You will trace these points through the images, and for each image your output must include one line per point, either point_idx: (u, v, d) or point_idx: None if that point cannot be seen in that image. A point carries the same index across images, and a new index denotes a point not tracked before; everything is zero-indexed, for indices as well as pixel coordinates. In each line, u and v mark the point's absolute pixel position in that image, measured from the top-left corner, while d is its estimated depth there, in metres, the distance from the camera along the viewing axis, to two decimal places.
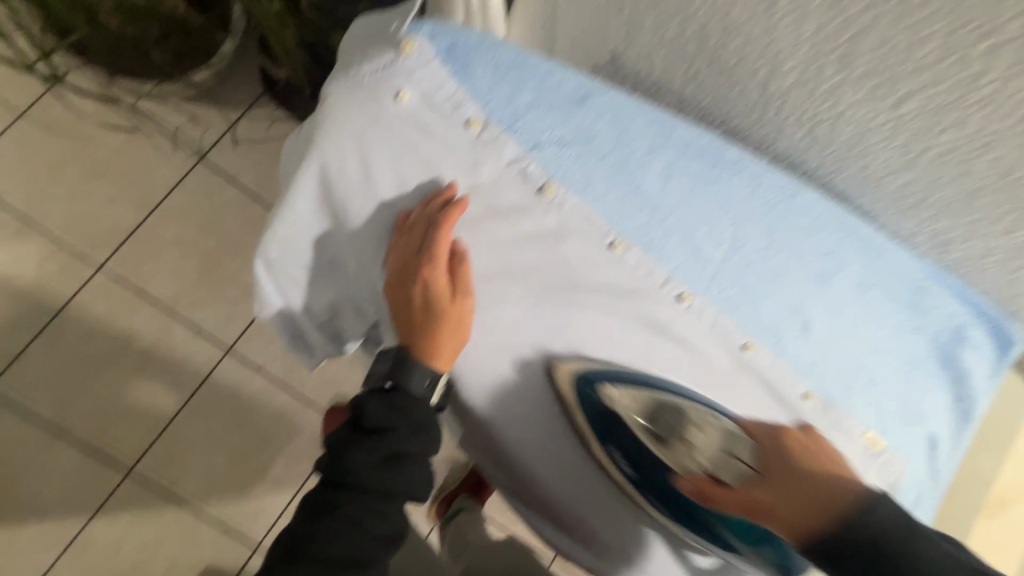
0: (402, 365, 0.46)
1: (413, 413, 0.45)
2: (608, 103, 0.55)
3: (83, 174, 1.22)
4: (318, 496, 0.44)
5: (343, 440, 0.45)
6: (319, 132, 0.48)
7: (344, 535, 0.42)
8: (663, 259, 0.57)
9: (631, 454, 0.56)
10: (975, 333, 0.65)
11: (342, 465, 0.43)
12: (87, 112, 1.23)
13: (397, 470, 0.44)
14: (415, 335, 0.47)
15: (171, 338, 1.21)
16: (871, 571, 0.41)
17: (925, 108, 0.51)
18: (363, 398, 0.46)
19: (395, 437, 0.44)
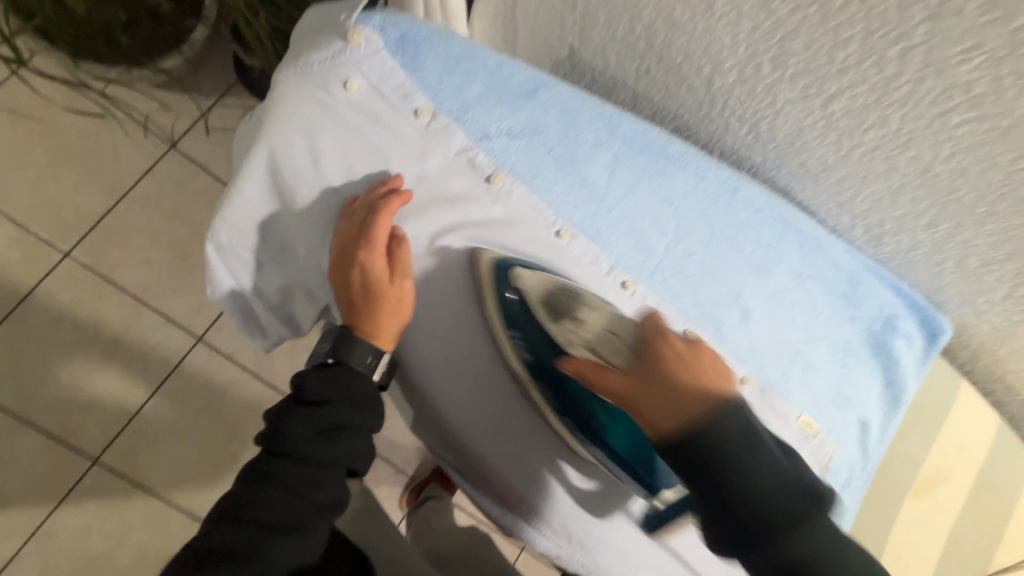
0: (343, 342, 0.47)
1: (353, 387, 0.46)
2: (556, 97, 0.58)
3: (50, 160, 1.21)
4: (255, 467, 0.44)
5: (282, 411, 0.45)
6: (268, 119, 0.49)
7: (278, 501, 0.42)
8: (608, 249, 0.59)
9: (531, 341, 0.52)
10: (905, 323, 0.69)
11: (280, 434, 0.44)
12: (54, 98, 1.22)
13: (335, 440, 0.45)
14: (357, 318, 0.47)
15: (140, 326, 1.21)
16: (705, 476, 0.39)
17: (851, 108, 0.54)
18: (304, 374, 0.47)
19: (335, 408, 0.45)
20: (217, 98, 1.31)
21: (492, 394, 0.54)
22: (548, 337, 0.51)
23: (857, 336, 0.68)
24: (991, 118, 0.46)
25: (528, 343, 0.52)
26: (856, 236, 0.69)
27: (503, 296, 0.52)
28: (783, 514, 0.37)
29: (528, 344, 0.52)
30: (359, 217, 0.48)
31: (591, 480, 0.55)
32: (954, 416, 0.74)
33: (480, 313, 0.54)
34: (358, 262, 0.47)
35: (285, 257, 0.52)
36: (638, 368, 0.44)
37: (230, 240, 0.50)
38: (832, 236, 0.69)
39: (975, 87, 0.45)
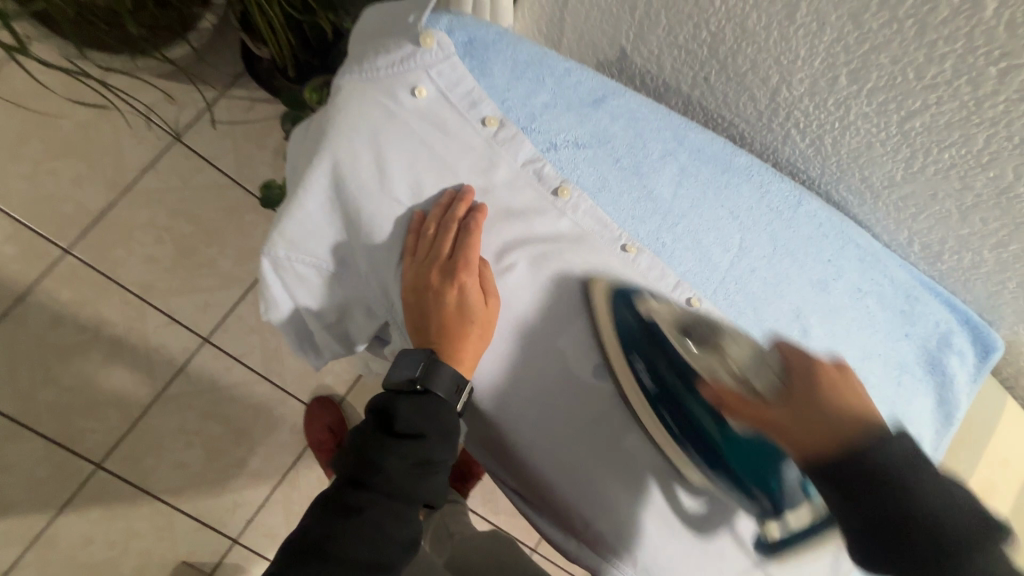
0: (432, 369, 0.43)
1: (443, 418, 0.43)
2: (621, 106, 0.56)
3: (47, 151, 1.15)
4: (337, 494, 0.41)
5: (369, 438, 0.42)
6: (332, 126, 0.46)
7: (366, 539, 0.39)
8: (672, 264, 0.57)
9: (662, 370, 0.50)
10: (960, 341, 0.68)
11: (371, 466, 0.41)
12: (53, 85, 1.16)
13: (427, 476, 0.42)
14: (446, 339, 0.45)
15: (144, 327, 1.16)
16: (872, 498, 0.38)
17: (932, 125, 0.52)
18: (392, 399, 0.44)
19: (428, 442, 0.42)
20: (225, 89, 1.25)
21: (591, 419, 0.50)
22: (684, 368, 0.50)
23: (912, 352, 0.67)
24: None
25: (650, 366, 0.50)
26: (911, 251, 0.67)
27: (627, 317, 0.51)
28: (955, 533, 0.36)
29: (653, 370, 0.50)
30: (437, 231, 0.46)
31: (700, 503, 0.50)
32: (999, 434, 0.73)
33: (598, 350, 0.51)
34: (456, 283, 0.45)
35: (342, 275, 0.49)
36: (784, 396, 0.46)
37: (287, 255, 0.47)
38: (889, 252, 0.67)
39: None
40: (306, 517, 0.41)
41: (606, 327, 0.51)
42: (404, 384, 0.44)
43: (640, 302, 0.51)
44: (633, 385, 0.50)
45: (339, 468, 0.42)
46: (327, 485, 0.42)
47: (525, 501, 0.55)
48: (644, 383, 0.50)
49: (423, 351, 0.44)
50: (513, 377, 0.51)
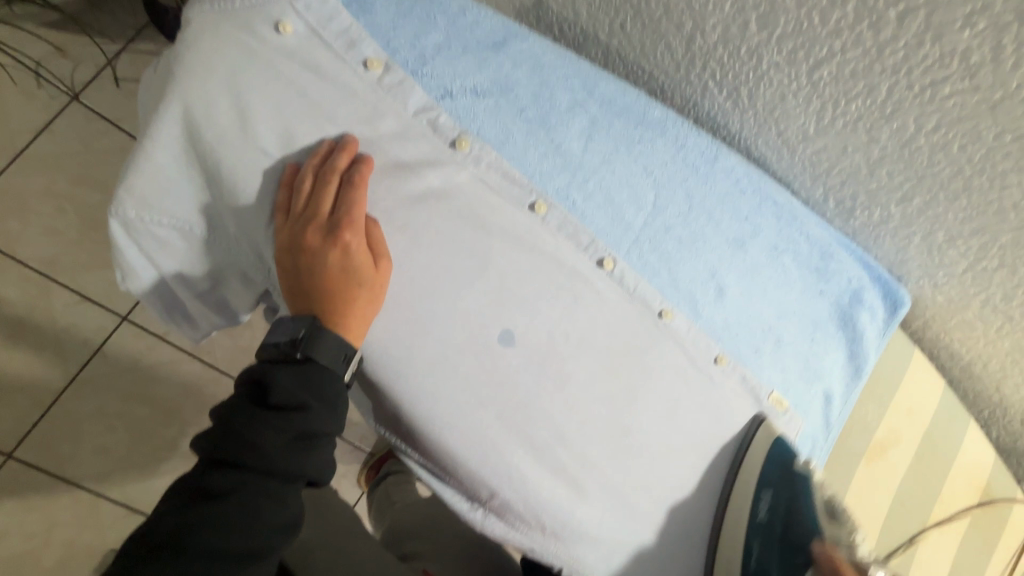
0: (314, 336, 0.38)
1: (326, 387, 0.39)
2: (526, 51, 0.53)
3: None
4: (197, 477, 0.36)
5: (240, 412, 0.37)
6: (180, 67, 0.40)
7: (231, 523, 0.35)
8: (587, 220, 0.55)
9: (779, 510, 0.55)
10: (870, 297, 0.69)
11: (242, 442, 0.36)
12: None
13: (309, 450, 0.38)
14: (329, 305, 0.40)
15: (51, 306, 1.03)
16: None
17: (839, 74, 0.52)
18: (267, 370, 0.39)
19: (309, 413, 0.38)
20: (126, 42, 1.09)
21: (691, 511, 0.58)
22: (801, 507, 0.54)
23: (826, 310, 0.68)
24: (984, 89, 0.46)
25: (772, 504, 0.55)
26: (827, 208, 0.67)
27: (787, 461, 0.58)
28: None
29: (774, 507, 0.55)
30: (314, 185, 0.41)
31: None
32: (905, 383, 0.76)
33: (727, 467, 0.60)
34: (339, 243, 0.40)
35: (210, 238, 0.44)
36: None
37: (140, 216, 0.41)
38: (806, 209, 0.67)
39: (973, 55, 0.44)
40: (161, 505, 0.36)
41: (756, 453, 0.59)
42: (282, 355, 0.39)
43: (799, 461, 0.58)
44: (748, 506, 0.56)
45: (202, 450, 0.37)
46: (188, 470, 0.37)
47: (426, 470, 0.52)
48: (761, 515, 0.55)
49: (303, 316, 0.39)
50: (415, 341, 0.47)
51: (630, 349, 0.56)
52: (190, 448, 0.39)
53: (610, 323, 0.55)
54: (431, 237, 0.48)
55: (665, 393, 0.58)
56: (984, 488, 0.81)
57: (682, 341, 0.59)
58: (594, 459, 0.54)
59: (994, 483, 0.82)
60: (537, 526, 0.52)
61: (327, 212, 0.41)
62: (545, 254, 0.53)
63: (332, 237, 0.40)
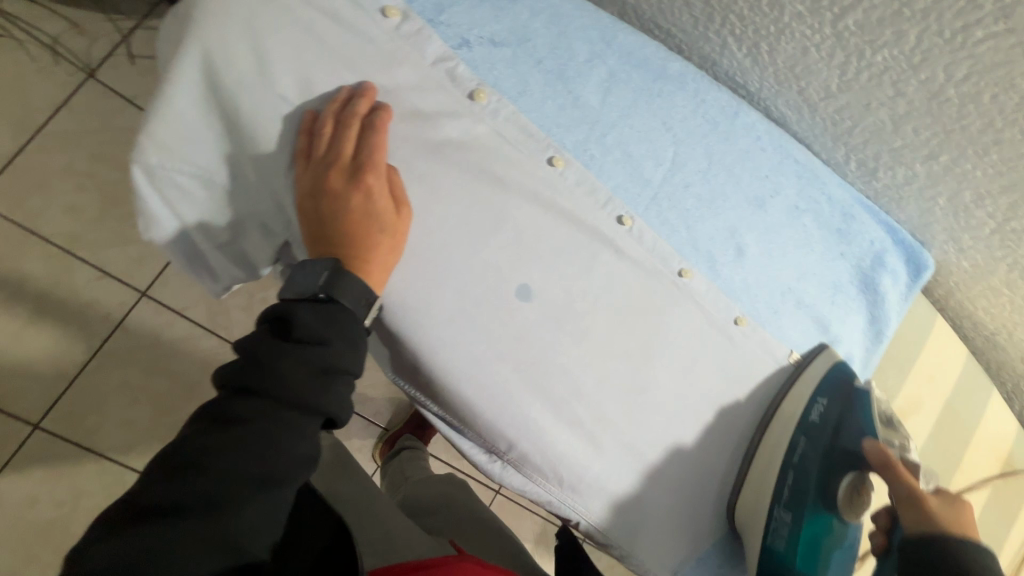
0: (337, 275, 0.39)
1: (348, 326, 0.39)
2: (544, 3, 0.52)
3: None
4: (220, 403, 0.36)
5: (263, 345, 0.37)
6: (198, 11, 0.40)
7: (255, 448, 0.34)
8: (603, 176, 0.54)
9: (832, 416, 0.55)
10: (893, 260, 0.68)
11: (265, 371, 0.36)
12: None
13: (330, 385, 0.37)
14: (350, 249, 0.40)
15: (73, 281, 1.04)
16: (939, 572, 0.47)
17: (864, 23, 0.50)
18: (290, 305, 0.38)
19: (331, 347, 0.38)
20: (139, 18, 1.10)
21: (709, 466, 0.58)
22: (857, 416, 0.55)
23: (847, 273, 0.67)
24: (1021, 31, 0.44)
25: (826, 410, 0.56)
26: (848, 169, 0.66)
27: (838, 386, 0.58)
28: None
29: (827, 413, 0.55)
30: (335, 130, 0.41)
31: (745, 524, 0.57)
32: (927, 351, 0.75)
33: (756, 416, 0.60)
34: (361, 187, 0.41)
35: (230, 189, 0.44)
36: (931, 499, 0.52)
37: (163, 164, 0.42)
38: (829, 169, 0.65)
39: None
40: (184, 430, 0.36)
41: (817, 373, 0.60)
42: (305, 291, 0.39)
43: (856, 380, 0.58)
44: (796, 420, 0.56)
45: (225, 380, 0.37)
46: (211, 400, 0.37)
47: (446, 422, 0.53)
48: (819, 417, 0.55)
49: (326, 259, 0.39)
50: (434, 294, 0.48)
51: (648, 306, 0.56)
52: (212, 379, 0.38)
53: (629, 279, 0.55)
54: (448, 189, 0.47)
55: (682, 353, 0.57)
56: (1007, 459, 0.79)
57: (700, 301, 0.59)
58: (611, 415, 0.54)
59: (1016, 454, 0.80)
60: (553, 478, 0.53)
61: (349, 157, 0.41)
62: (562, 209, 0.52)
63: (354, 183, 0.41)
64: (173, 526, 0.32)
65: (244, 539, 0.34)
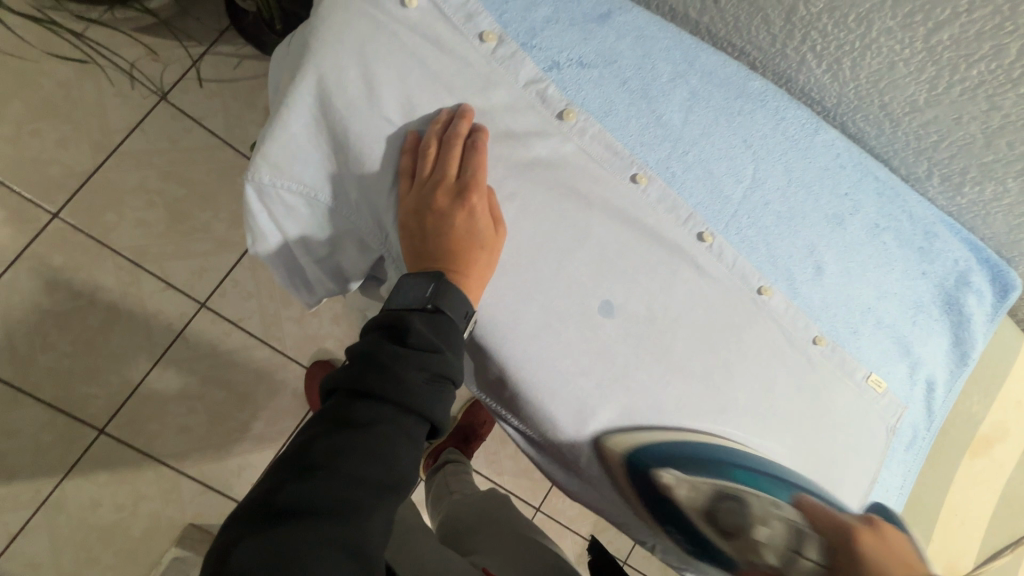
0: (444, 289, 0.40)
1: (453, 337, 0.41)
2: (628, 23, 0.53)
3: (26, 111, 1.05)
4: (337, 407, 0.38)
5: (380, 350, 0.38)
6: (316, 40, 0.43)
7: (378, 450, 0.36)
8: (685, 193, 0.54)
9: (693, 537, 0.53)
10: (977, 278, 0.66)
11: (386, 376, 0.37)
12: (28, 37, 1.06)
13: (441, 392, 0.39)
14: (454, 265, 0.42)
15: (141, 292, 1.08)
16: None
17: (960, 38, 0.49)
18: (401, 315, 0.40)
19: (442, 355, 0.39)
20: (212, 44, 1.16)
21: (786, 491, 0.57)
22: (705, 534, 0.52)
23: (929, 293, 0.65)
24: None
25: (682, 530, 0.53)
26: (930, 184, 0.65)
27: (651, 487, 0.51)
28: None
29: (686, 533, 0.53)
30: (438, 151, 0.43)
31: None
32: (1014, 378, 0.71)
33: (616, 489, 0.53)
34: (466, 206, 0.42)
35: (332, 207, 0.46)
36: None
37: (273, 182, 0.44)
38: (908, 189, 0.64)
39: None
40: (304, 432, 0.38)
41: (625, 485, 0.52)
42: (414, 303, 0.41)
43: (661, 478, 0.51)
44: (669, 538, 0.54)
45: (343, 383, 0.38)
46: (327, 404, 0.39)
47: (525, 435, 0.54)
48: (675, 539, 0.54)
49: (432, 275, 0.41)
50: (520, 309, 0.49)
51: (727, 323, 0.56)
52: (320, 386, 0.40)
53: (709, 298, 0.55)
54: (537, 206, 0.48)
55: (761, 374, 0.57)
56: None
57: (779, 319, 0.58)
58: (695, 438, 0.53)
59: None
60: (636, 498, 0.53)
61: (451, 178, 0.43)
62: (645, 227, 0.53)
63: (458, 201, 0.42)
64: (310, 525, 0.33)
65: (376, 540, 0.35)
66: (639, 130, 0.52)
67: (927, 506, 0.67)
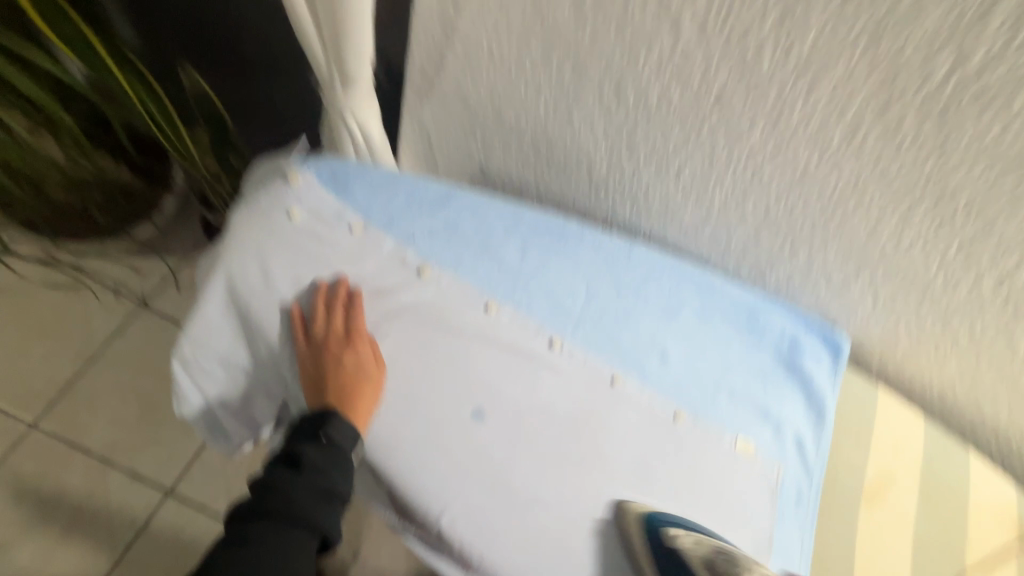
0: (335, 420, 0.55)
1: (342, 460, 0.53)
2: (467, 200, 0.71)
3: (25, 336, 1.24)
4: (236, 529, 0.48)
5: (280, 476, 0.50)
6: (225, 251, 0.61)
7: (270, 559, 0.46)
8: (532, 313, 0.69)
9: None
10: (811, 343, 0.77)
11: (282, 496, 0.49)
12: (34, 276, 1.29)
13: (330, 507, 0.51)
14: (344, 399, 0.57)
15: (106, 489, 1.14)
16: None
17: (696, 174, 0.69)
18: (300, 446, 0.53)
19: (332, 475, 0.52)
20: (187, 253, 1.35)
21: None
22: None
23: (770, 360, 0.77)
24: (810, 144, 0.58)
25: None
26: (745, 275, 0.80)
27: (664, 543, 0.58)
28: None
29: None
30: (331, 316, 0.61)
31: None
32: (882, 419, 0.80)
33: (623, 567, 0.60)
34: (353, 352, 0.59)
35: (245, 364, 0.63)
36: None
37: (194, 353, 0.61)
38: (728, 280, 0.78)
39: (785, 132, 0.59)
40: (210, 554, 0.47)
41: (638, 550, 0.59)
42: (311, 435, 0.53)
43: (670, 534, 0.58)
44: None
45: (247, 508, 0.49)
46: (230, 529, 0.49)
47: (424, 544, 0.61)
48: None
49: (327, 409, 0.55)
50: (400, 424, 0.61)
51: (589, 412, 0.66)
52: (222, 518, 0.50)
53: (567, 393, 0.66)
54: (403, 341, 0.63)
55: (632, 451, 0.66)
56: None
57: (636, 403, 0.69)
58: (569, 515, 0.61)
59: None
60: None
61: (340, 333, 0.60)
62: (502, 342, 0.66)
63: (346, 350, 0.59)
64: None
65: None
66: (482, 271, 0.68)
67: (837, 557, 0.74)
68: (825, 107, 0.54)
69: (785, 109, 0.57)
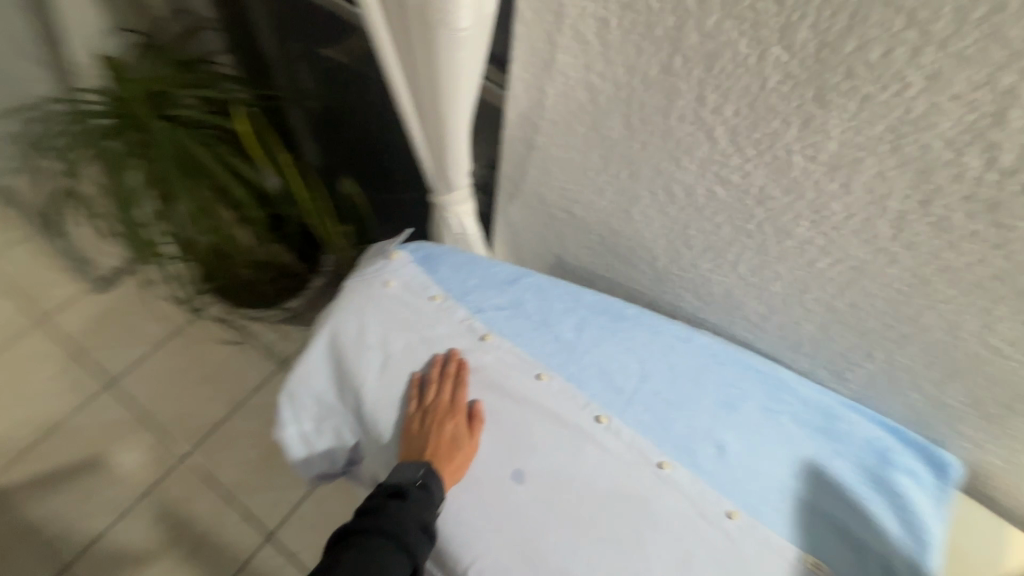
0: (432, 469, 0.64)
1: (435, 501, 0.63)
2: (532, 282, 0.81)
3: (195, 380, 1.55)
4: (354, 543, 0.59)
5: (389, 506, 0.61)
6: (335, 310, 0.77)
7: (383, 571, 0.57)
8: (583, 388, 0.73)
9: None
10: (908, 460, 0.68)
11: (393, 522, 0.60)
12: (212, 332, 1.62)
13: (425, 538, 0.61)
14: (438, 458, 0.65)
15: (223, 523, 1.32)
16: None
17: (753, 266, 0.71)
18: (405, 484, 0.62)
19: (428, 512, 0.62)
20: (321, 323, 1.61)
21: None
22: None
23: (853, 474, 0.68)
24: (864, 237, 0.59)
25: None
26: (822, 375, 0.76)
27: None
28: None
29: None
30: (439, 385, 0.71)
31: None
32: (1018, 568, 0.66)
33: None
34: (454, 418, 0.68)
35: (333, 404, 0.76)
36: None
37: (298, 389, 0.76)
38: (796, 378, 0.75)
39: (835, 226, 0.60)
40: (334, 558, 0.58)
41: None
42: (412, 477, 0.63)
43: None
44: None
45: (364, 526, 0.60)
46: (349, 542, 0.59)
47: None
48: None
49: (424, 461, 0.64)
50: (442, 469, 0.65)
51: (629, 495, 0.65)
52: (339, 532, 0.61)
53: (606, 470, 0.67)
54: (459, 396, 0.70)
55: (674, 546, 0.62)
56: None
57: (684, 492, 0.66)
58: None
59: None
60: None
61: (446, 400, 0.69)
62: (546, 408, 0.70)
63: (449, 414, 0.68)
64: None
65: None
66: (539, 345, 0.75)
67: None
68: (862, 205, 0.57)
69: (826, 206, 0.59)
